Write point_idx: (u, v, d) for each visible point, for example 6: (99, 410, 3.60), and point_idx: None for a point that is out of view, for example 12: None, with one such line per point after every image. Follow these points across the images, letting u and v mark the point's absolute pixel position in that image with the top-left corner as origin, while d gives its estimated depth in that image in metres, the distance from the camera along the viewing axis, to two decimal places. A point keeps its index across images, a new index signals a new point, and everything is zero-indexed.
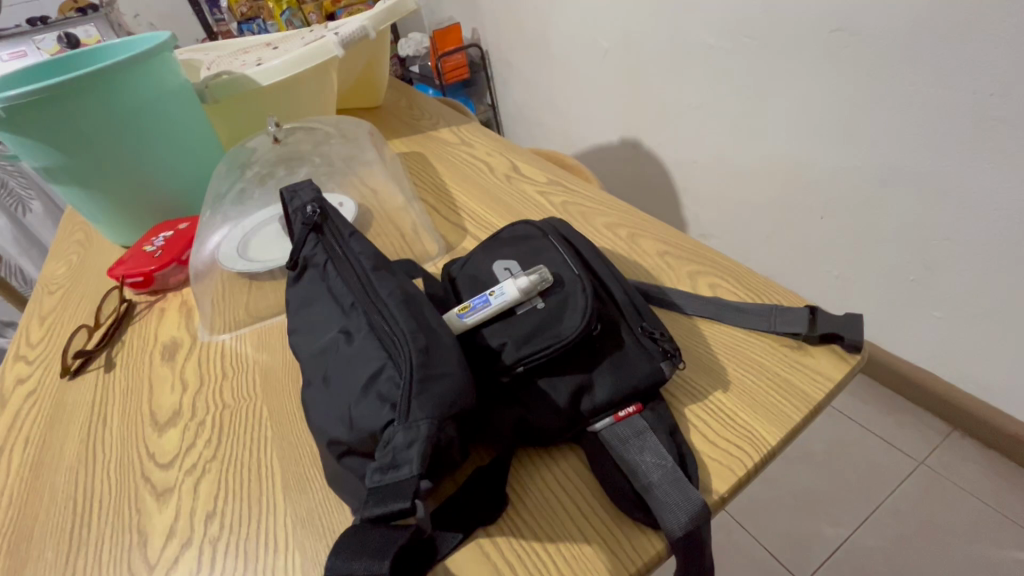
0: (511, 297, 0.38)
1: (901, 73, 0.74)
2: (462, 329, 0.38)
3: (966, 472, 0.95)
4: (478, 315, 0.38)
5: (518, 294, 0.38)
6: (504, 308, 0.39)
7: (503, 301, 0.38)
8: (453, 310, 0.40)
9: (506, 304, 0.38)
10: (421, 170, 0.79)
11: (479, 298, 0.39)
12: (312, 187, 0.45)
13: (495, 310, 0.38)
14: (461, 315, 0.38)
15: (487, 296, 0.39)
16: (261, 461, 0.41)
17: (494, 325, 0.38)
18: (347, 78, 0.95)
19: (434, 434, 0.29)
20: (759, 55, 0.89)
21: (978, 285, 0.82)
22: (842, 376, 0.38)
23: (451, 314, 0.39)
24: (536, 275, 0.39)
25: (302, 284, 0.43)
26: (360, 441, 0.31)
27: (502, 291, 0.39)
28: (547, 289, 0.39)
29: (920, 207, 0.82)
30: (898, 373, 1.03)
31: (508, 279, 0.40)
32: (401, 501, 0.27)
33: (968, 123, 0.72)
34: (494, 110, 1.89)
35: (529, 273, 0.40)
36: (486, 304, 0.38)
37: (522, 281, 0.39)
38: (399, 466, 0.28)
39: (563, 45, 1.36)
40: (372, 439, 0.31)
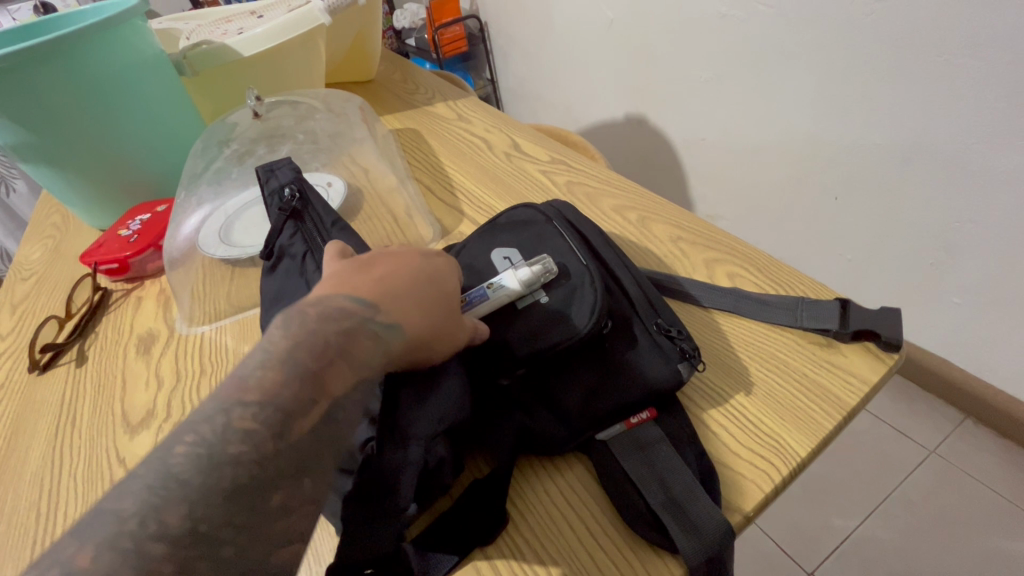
0: (511, 290, 0.35)
1: (930, 43, 0.68)
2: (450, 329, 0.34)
3: (979, 462, 0.92)
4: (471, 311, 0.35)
5: (518, 286, 0.35)
6: (501, 303, 0.35)
7: (503, 294, 0.35)
8: None
9: (505, 297, 0.35)
10: (415, 148, 0.75)
11: (473, 293, 0.35)
12: (291, 167, 0.41)
13: (492, 305, 0.35)
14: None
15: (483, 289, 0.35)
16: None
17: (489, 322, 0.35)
18: (337, 50, 0.89)
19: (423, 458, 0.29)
20: (774, 25, 0.83)
21: (1002, 269, 0.78)
22: (879, 378, 0.34)
23: None
24: (538, 262, 0.36)
25: (276, 276, 0.38)
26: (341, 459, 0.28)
27: (501, 284, 0.35)
28: (549, 277, 0.36)
29: (943, 188, 0.77)
30: (911, 360, 1.00)
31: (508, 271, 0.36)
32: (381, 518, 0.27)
33: (1002, 97, 0.66)
34: (494, 85, 1.83)
35: (532, 263, 0.36)
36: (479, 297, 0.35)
37: (523, 273, 0.35)
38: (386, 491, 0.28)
39: (566, 16, 1.29)
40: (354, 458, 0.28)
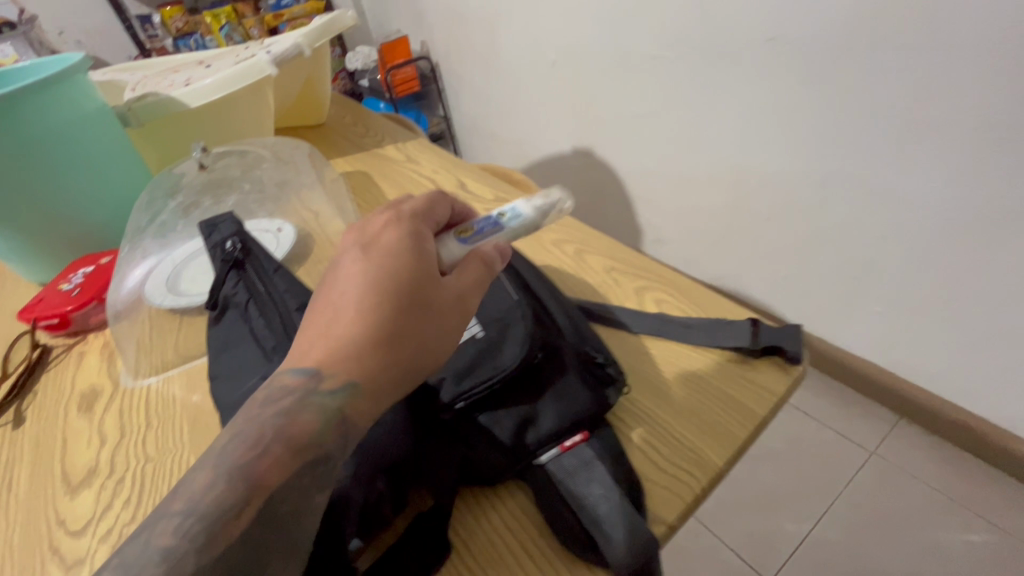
0: (524, 219, 0.41)
1: (831, 80, 0.77)
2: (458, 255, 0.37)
3: (914, 459, 0.99)
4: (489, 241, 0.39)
5: (532, 221, 0.41)
6: (516, 235, 0.40)
7: (520, 226, 0.41)
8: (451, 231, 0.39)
9: (520, 230, 0.41)
10: (365, 191, 0.77)
11: (488, 222, 0.39)
12: (233, 219, 0.42)
13: (505, 232, 0.40)
14: (459, 238, 0.38)
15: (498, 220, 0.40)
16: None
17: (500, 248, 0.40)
18: (286, 97, 0.91)
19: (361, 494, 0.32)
20: (698, 65, 0.92)
21: (913, 278, 0.85)
22: (785, 390, 0.38)
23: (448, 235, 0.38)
24: (546, 200, 0.42)
25: (219, 325, 0.39)
26: None
27: (515, 212, 0.41)
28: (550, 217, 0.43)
29: (854, 208, 0.85)
30: (847, 367, 1.07)
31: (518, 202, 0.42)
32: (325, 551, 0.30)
33: (894, 128, 0.74)
34: (447, 122, 1.89)
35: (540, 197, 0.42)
36: (498, 227, 0.40)
37: (534, 206, 0.42)
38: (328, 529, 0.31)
39: (512, 58, 1.37)
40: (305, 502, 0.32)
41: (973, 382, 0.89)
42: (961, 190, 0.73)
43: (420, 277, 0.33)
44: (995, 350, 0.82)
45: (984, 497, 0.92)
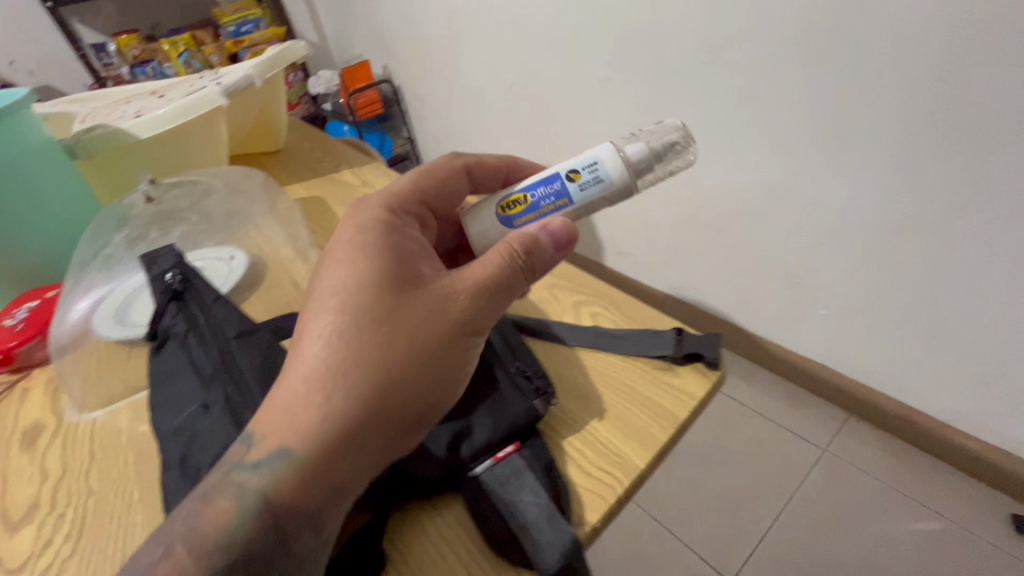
0: (605, 186, 0.40)
1: (762, 98, 0.82)
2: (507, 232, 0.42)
3: (864, 453, 1.03)
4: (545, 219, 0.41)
5: (607, 190, 0.40)
6: (584, 208, 0.41)
7: (590, 199, 0.40)
8: (511, 198, 0.42)
9: (592, 202, 0.40)
10: (320, 216, 0.78)
11: (551, 194, 0.40)
12: (174, 251, 0.43)
13: (580, 202, 0.40)
14: (502, 215, 0.42)
15: (565, 191, 0.40)
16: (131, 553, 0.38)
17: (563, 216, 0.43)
18: (242, 126, 0.92)
19: None
20: (643, 87, 0.97)
21: (849, 281, 0.91)
22: (704, 393, 0.41)
23: (502, 207, 0.42)
24: (627, 161, 0.39)
25: (159, 357, 0.40)
26: None
27: (599, 178, 0.39)
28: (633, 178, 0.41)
29: (791, 217, 0.91)
30: (798, 368, 1.12)
31: (611, 154, 0.39)
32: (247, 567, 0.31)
33: (821, 141, 0.79)
34: (412, 143, 1.92)
35: (632, 154, 0.40)
36: (563, 201, 0.40)
37: (621, 170, 0.39)
38: None
39: (471, 80, 1.41)
40: None
41: (911, 377, 0.94)
42: (882, 198, 0.78)
43: (399, 290, 0.36)
44: (926, 346, 0.88)
45: (929, 487, 0.96)
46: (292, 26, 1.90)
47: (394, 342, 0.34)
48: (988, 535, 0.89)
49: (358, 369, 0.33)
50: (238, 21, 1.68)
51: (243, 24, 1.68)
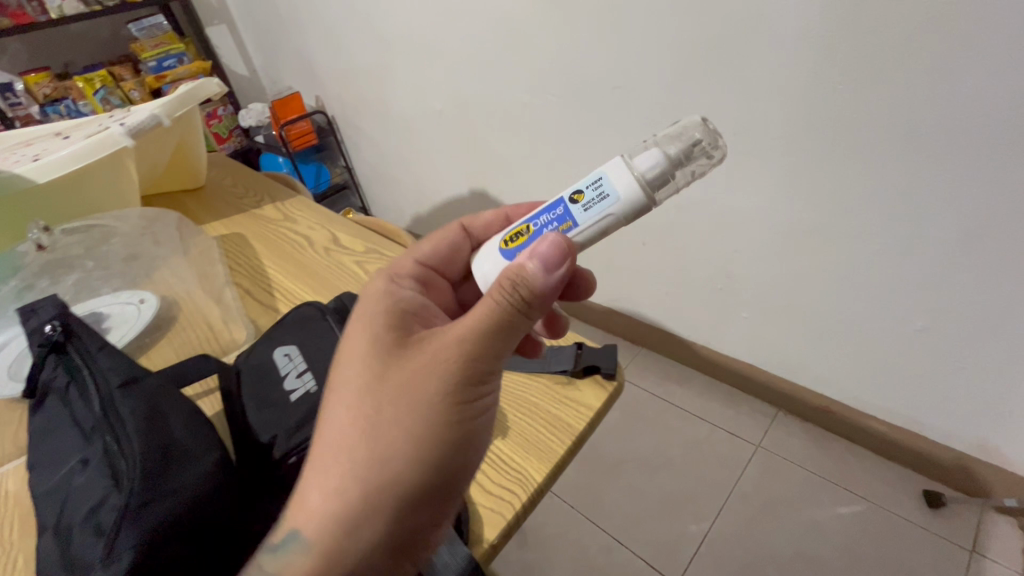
0: (612, 202, 0.37)
1: (669, 118, 0.88)
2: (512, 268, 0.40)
3: (792, 446, 1.09)
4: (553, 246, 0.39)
5: (614, 209, 0.37)
6: (593, 231, 0.38)
7: (598, 220, 0.38)
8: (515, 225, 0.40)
9: (601, 222, 0.38)
10: (238, 252, 0.77)
11: (556, 220, 0.39)
12: (56, 302, 0.42)
13: (585, 220, 0.38)
14: (506, 249, 0.40)
15: (570, 214, 0.38)
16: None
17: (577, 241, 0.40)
18: (157, 164, 0.90)
19: (140, 563, 0.28)
20: (564, 110, 1.02)
21: (762, 284, 0.97)
22: (600, 405, 0.43)
23: (502, 237, 0.41)
24: (635, 176, 0.37)
25: (41, 413, 0.39)
26: None
27: (605, 193, 0.37)
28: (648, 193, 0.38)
29: (705, 227, 0.97)
30: (728, 369, 1.18)
31: (619, 168, 0.37)
32: None
33: (724, 155, 0.86)
34: (350, 172, 1.91)
35: (645, 162, 0.37)
36: (567, 225, 0.38)
37: (631, 181, 0.37)
38: None
39: (402, 109, 1.42)
40: None
41: (825, 369, 1.01)
42: (780, 205, 0.85)
43: (390, 347, 0.36)
44: (833, 339, 0.95)
45: (851, 472, 1.03)
46: (219, 59, 1.87)
47: (383, 413, 0.34)
48: (904, 512, 0.96)
49: (352, 447, 0.33)
50: (160, 55, 1.62)
51: (165, 59, 1.62)
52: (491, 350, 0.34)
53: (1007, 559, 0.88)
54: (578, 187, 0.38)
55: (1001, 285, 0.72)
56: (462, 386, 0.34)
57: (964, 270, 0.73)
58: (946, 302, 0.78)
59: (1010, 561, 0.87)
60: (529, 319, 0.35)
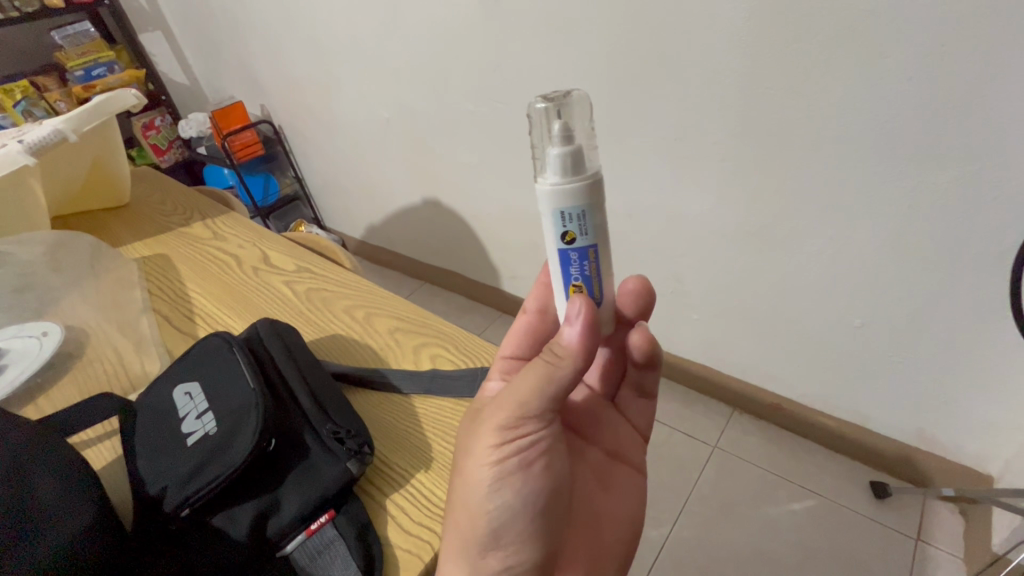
0: (593, 205, 0.36)
1: (610, 124, 0.88)
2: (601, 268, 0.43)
3: (747, 444, 1.10)
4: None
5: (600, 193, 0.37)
6: (603, 230, 0.38)
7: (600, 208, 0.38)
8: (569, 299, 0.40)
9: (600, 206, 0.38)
10: (160, 274, 0.72)
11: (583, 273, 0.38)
12: None
13: (596, 232, 0.37)
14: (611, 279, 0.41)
15: (582, 249, 0.38)
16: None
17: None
18: (72, 182, 0.84)
19: None
20: (511, 116, 1.00)
21: (710, 287, 0.98)
22: None
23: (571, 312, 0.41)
24: (576, 182, 0.35)
25: None
26: None
27: (581, 209, 0.36)
28: (588, 168, 0.36)
29: (653, 232, 0.97)
30: (684, 371, 1.18)
31: (560, 195, 0.36)
32: None
33: (666, 160, 0.86)
34: (300, 182, 1.85)
35: (562, 169, 0.35)
36: (587, 251, 0.38)
37: (579, 185, 0.35)
38: None
39: (348, 116, 1.38)
40: None
41: (774, 368, 1.03)
42: (722, 209, 0.86)
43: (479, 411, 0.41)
44: (780, 339, 0.97)
45: (803, 467, 1.04)
46: (156, 67, 1.78)
47: (461, 464, 0.38)
48: (855, 505, 0.98)
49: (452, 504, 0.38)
50: (88, 64, 1.53)
51: (93, 67, 1.54)
52: (528, 399, 0.37)
53: (950, 545, 0.90)
54: (560, 236, 0.37)
55: (930, 281, 0.74)
56: (505, 438, 0.37)
57: (895, 266, 0.75)
58: (880, 300, 0.80)
59: (953, 547, 0.90)
60: (557, 368, 0.37)
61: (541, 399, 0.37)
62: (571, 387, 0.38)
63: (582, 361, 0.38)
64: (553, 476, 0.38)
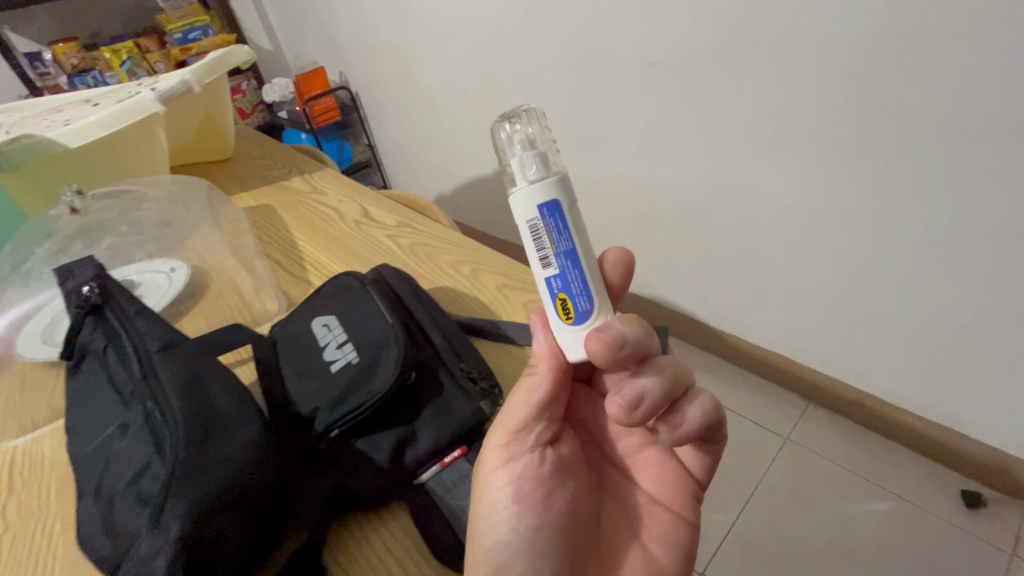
0: (513, 217, 0.35)
1: (705, 97, 0.82)
2: (601, 304, 0.35)
3: (824, 439, 1.05)
4: (567, 275, 0.34)
5: (528, 215, 0.34)
6: (531, 249, 0.35)
7: (536, 232, 0.34)
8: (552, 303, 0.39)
9: (538, 230, 0.34)
10: (268, 223, 0.76)
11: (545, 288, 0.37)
12: (93, 262, 0.40)
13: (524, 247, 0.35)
14: (572, 323, 0.35)
15: None
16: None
17: (584, 239, 0.34)
18: (185, 134, 0.88)
19: (189, 535, 0.27)
20: (595, 87, 0.95)
21: (799, 276, 0.92)
22: None
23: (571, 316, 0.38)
24: (512, 188, 0.35)
25: (82, 375, 0.38)
26: (117, 555, 0.28)
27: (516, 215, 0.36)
28: (529, 179, 0.34)
29: (742, 214, 0.92)
30: (759, 360, 1.14)
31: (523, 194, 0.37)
32: None
33: (763, 138, 0.80)
34: (372, 149, 1.88)
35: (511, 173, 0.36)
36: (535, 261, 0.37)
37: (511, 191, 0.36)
38: None
39: (427, 83, 1.38)
40: (124, 550, 0.27)
41: (862, 366, 0.96)
42: (823, 191, 0.79)
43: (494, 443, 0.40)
44: (874, 337, 0.90)
45: (884, 467, 0.99)
46: (241, 32, 1.84)
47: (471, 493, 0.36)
48: (941, 511, 0.92)
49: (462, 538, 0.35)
50: (184, 27, 1.59)
51: (190, 31, 1.59)
52: (517, 411, 0.36)
53: None
54: None
55: None
56: (498, 453, 0.35)
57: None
58: (1003, 302, 0.73)
59: None
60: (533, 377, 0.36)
61: (526, 410, 0.36)
62: (556, 392, 0.36)
63: (562, 365, 0.37)
64: (553, 506, 0.34)
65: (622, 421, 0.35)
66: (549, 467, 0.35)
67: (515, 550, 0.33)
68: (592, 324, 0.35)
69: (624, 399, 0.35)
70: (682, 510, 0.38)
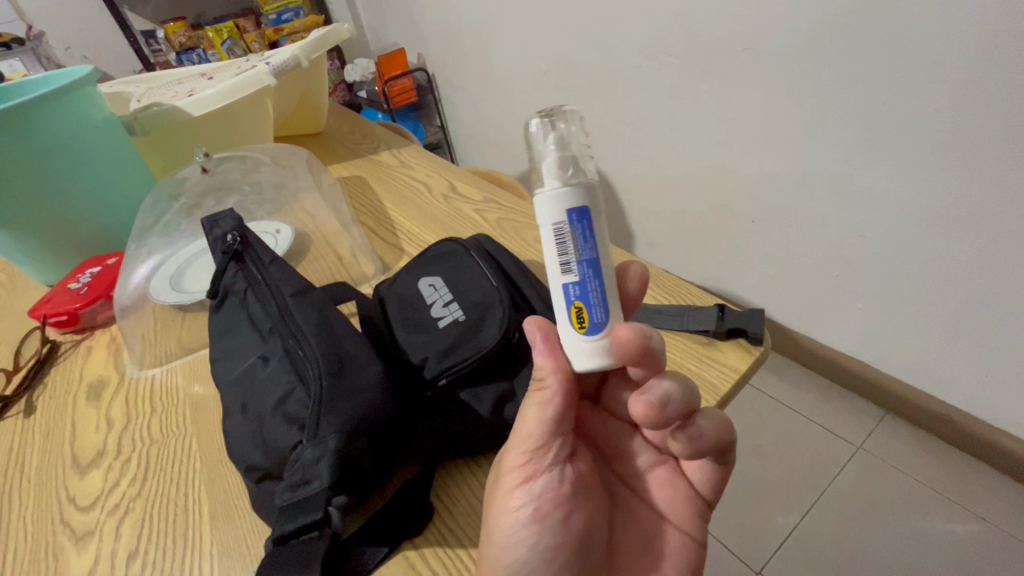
0: (538, 216, 0.33)
1: (803, 85, 0.78)
2: (615, 317, 0.34)
3: (900, 452, 1.00)
4: (588, 283, 0.33)
5: (556, 217, 0.33)
6: (551, 251, 0.33)
7: (560, 235, 0.33)
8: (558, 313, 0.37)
9: (564, 234, 0.33)
10: (360, 193, 0.80)
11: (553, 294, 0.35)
12: (234, 215, 0.45)
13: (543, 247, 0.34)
14: (585, 333, 0.33)
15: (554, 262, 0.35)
16: (191, 519, 0.40)
17: (608, 249, 0.33)
18: (285, 107, 0.94)
19: (343, 447, 0.31)
20: (681, 72, 0.92)
21: (889, 282, 0.86)
22: (747, 367, 0.46)
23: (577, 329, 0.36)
24: (540, 188, 0.34)
25: (224, 313, 0.43)
26: (276, 464, 0.33)
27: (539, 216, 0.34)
28: (561, 182, 0.33)
29: (831, 212, 0.87)
30: (835, 365, 1.08)
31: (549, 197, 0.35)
32: (313, 513, 0.30)
33: (864, 131, 0.75)
34: (444, 132, 1.92)
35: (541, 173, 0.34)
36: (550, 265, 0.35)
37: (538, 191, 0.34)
38: (309, 481, 0.31)
39: (505, 66, 1.38)
40: (283, 458, 0.33)
41: (954, 382, 0.89)
42: (925, 192, 0.73)
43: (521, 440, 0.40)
44: (972, 351, 0.83)
45: (968, 487, 0.93)
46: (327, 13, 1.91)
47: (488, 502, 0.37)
48: None
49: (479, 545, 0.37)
50: (279, 8, 1.67)
51: (284, 12, 1.68)
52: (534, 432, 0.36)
53: None
54: None
55: None
56: (519, 472, 0.35)
57: None
58: None
59: None
60: (545, 393, 0.35)
61: (543, 426, 0.36)
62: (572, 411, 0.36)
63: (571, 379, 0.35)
64: (571, 526, 0.36)
65: (647, 420, 0.35)
66: (567, 485, 0.37)
67: (534, 565, 0.34)
68: (607, 334, 0.33)
69: (650, 398, 0.35)
70: (688, 527, 0.40)
